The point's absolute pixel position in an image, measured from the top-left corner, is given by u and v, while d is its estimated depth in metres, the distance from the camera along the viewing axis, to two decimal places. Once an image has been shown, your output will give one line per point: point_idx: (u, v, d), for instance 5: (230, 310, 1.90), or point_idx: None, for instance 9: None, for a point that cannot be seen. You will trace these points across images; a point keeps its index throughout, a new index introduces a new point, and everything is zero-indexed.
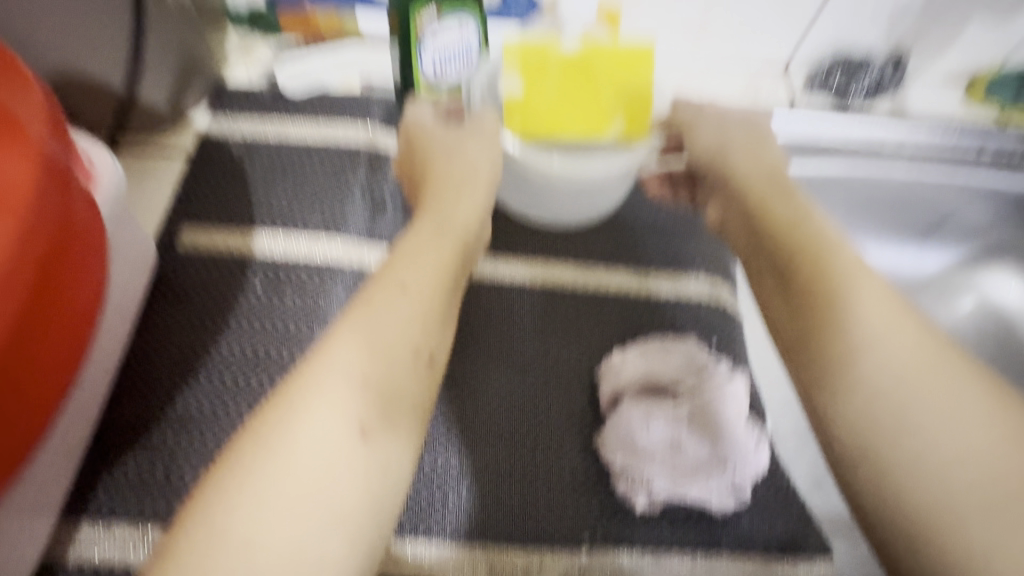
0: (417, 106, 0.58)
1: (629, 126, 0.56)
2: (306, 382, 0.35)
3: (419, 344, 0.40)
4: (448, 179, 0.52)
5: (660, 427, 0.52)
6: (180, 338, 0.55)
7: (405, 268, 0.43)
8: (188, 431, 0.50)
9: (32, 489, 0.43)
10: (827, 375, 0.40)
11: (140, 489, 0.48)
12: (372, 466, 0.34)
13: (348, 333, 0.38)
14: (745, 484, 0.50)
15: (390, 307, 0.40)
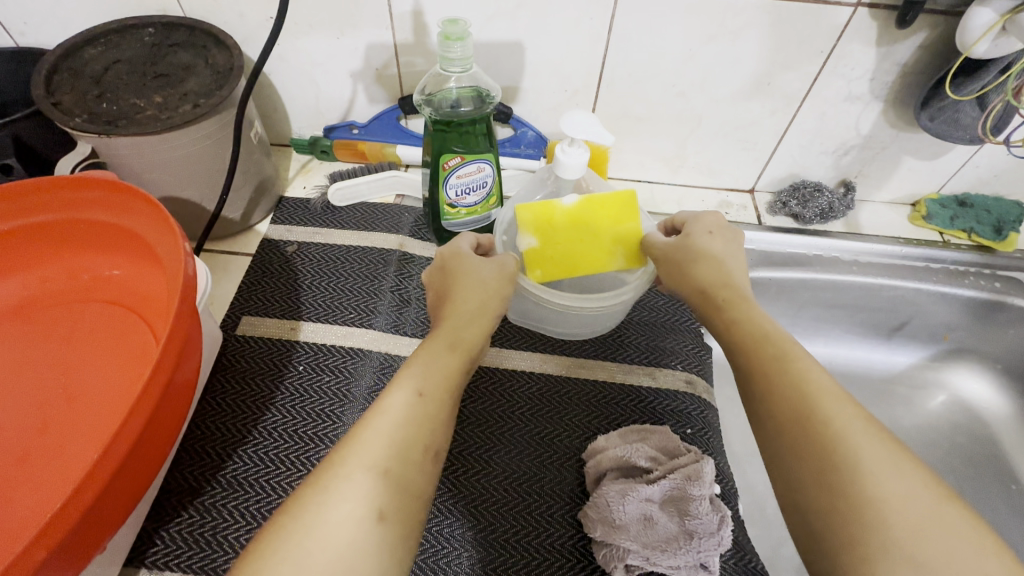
0: (458, 239, 0.66)
1: (631, 257, 0.66)
2: (337, 471, 0.42)
3: (428, 444, 0.47)
4: (468, 299, 0.59)
5: (636, 502, 0.57)
6: (235, 409, 0.65)
7: (425, 373, 0.51)
8: (235, 490, 0.59)
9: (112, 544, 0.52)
10: (772, 421, 0.47)
11: (192, 543, 0.56)
12: (385, 545, 0.40)
13: (373, 431, 0.45)
14: (713, 559, 0.56)
15: (399, 412, 0.47)
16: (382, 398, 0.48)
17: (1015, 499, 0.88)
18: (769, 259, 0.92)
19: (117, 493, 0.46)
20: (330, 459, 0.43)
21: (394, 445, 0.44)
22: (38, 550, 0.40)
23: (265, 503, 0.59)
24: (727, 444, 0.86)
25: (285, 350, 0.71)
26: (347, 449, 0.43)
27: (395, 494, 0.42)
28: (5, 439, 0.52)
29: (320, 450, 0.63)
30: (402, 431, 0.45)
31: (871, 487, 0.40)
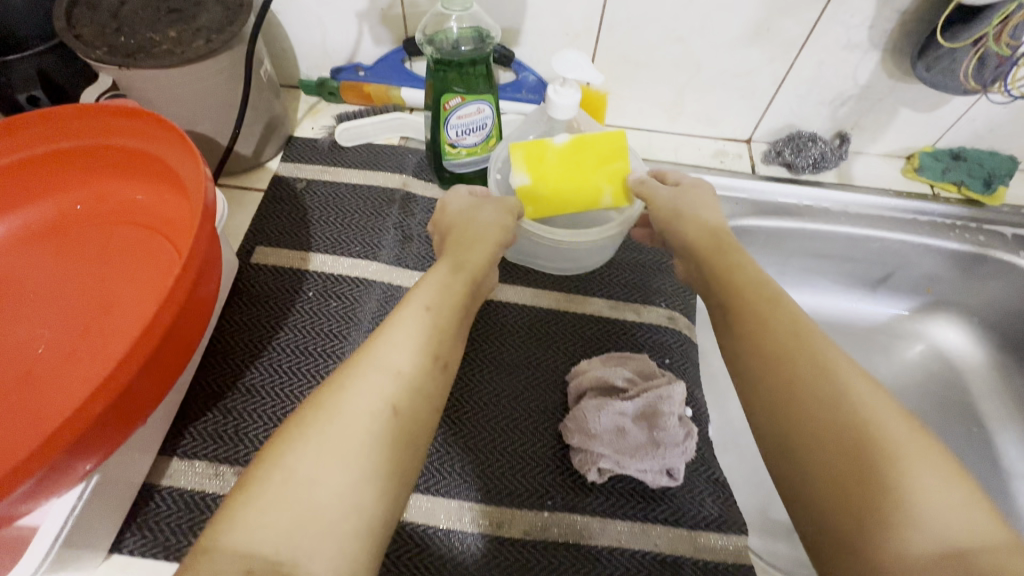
0: (453, 194, 0.71)
1: (617, 195, 0.71)
2: (354, 371, 0.47)
3: (436, 353, 0.52)
4: (469, 227, 0.64)
5: (608, 416, 0.63)
6: (252, 328, 0.71)
7: (432, 290, 0.56)
8: (254, 396, 0.66)
9: (145, 433, 0.58)
10: (763, 356, 0.51)
11: (216, 437, 0.63)
12: (397, 436, 0.45)
13: (386, 338, 0.50)
14: (677, 467, 0.63)
15: (407, 327, 0.51)
16: (396, 312, 0.53)
17: (977, 441, 0.94)
18: (760, 208, 0.95)
19: (157, 365, 0.51)
20: (347, 364, 0.48)
21: (405, 352, 0.49)
22: (95, 404, 0.45)
23: (280, 408, 0.66)
24: (708, 381, 0.92)
25: (297, 277, 0.77)
26: (364, 354, 0.49)
27: (409, 395, 0.47)
28: (53, 341, 0.58)
29: (329, 365, 0.69)
30: (413, 340, 0.50)
31: (862, 411, 0.44)
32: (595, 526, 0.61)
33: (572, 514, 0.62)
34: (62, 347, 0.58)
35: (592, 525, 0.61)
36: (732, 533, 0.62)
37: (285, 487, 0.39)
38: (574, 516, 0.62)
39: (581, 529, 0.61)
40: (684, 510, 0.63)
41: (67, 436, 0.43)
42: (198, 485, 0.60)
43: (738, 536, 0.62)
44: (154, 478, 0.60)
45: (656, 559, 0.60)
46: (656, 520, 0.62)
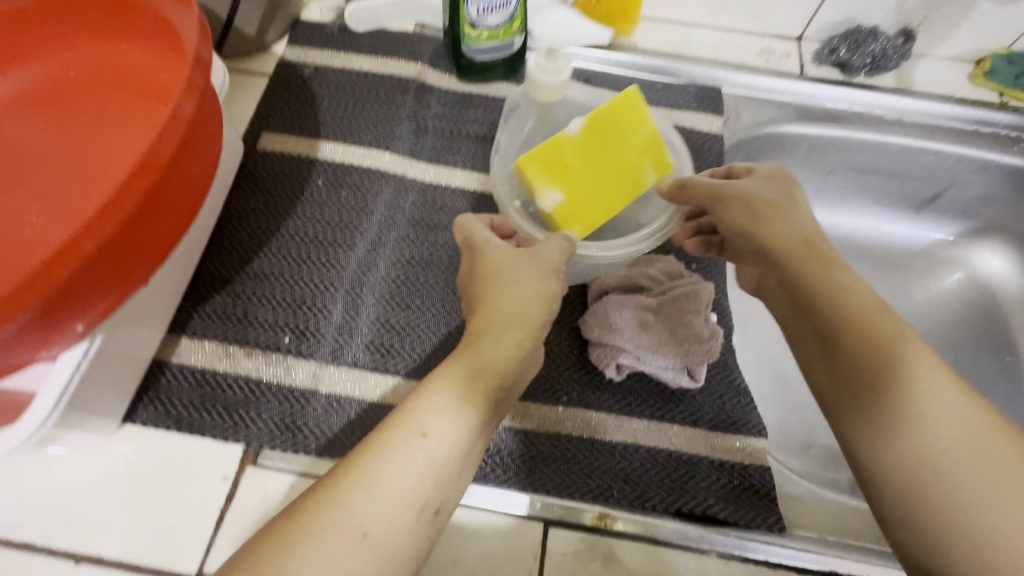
0: (477, 229, 0.55)
1: (657, 166, 0.59)
2: (315, 528, 0.38)
3: (427, 497, 0.41)
4: (500, 306, 0.50)
5: (629, 310, 0.61)
6: (260, 215, 0.68)
7: (440, 411, 0.44)
8: (262, 281, 0.64)
9: (143, 306, 0.54)
10: (862, 393, 0.46)
11: (226, 319, 0.61)
12: None
13: (367, 484, 0.40)
14: (698, 368, 0.60)
15: (400, 460, 0.41)
16: (387, 443, 0.42)
17: (1010, 371, 0.90)
18: (806, 114, 0.86)
19: (133, 231, 0.43)
20: (313, 511, 0.39)
21: (382, 509, 0.39)
22: (87, 243, 0.39)
23: (289, 294, 0.63)
24: (733, 298, 0.88)
25: (305, 165, 0.72)
26: (334, 506, 0.39)
27: (374, 564, 0.38)
28: (57, 213, 0.56)
29: (340, 254, 0.67)
30: (395, 488, 0.40)
31: (957, 489, 0.39)
32: (610, 422, 0.60)
33: (587, 410, 0.60)
34: (63, 216, 0.56)
35: (607, 421, 0.60)
36: (751, 436, 0.61)
37: None
38: (588, 412, 0.60)
39: (595, 424, 0.59)
40: (703, 412, 0.61)
41: (57, 272, 0.38)
42: (208, 364, 0.59)
43: (757, 439, 0.60)
44: (164, 355, 0.59)
45: (672, 456, 0.58)
46: (673, 420, 0.60)
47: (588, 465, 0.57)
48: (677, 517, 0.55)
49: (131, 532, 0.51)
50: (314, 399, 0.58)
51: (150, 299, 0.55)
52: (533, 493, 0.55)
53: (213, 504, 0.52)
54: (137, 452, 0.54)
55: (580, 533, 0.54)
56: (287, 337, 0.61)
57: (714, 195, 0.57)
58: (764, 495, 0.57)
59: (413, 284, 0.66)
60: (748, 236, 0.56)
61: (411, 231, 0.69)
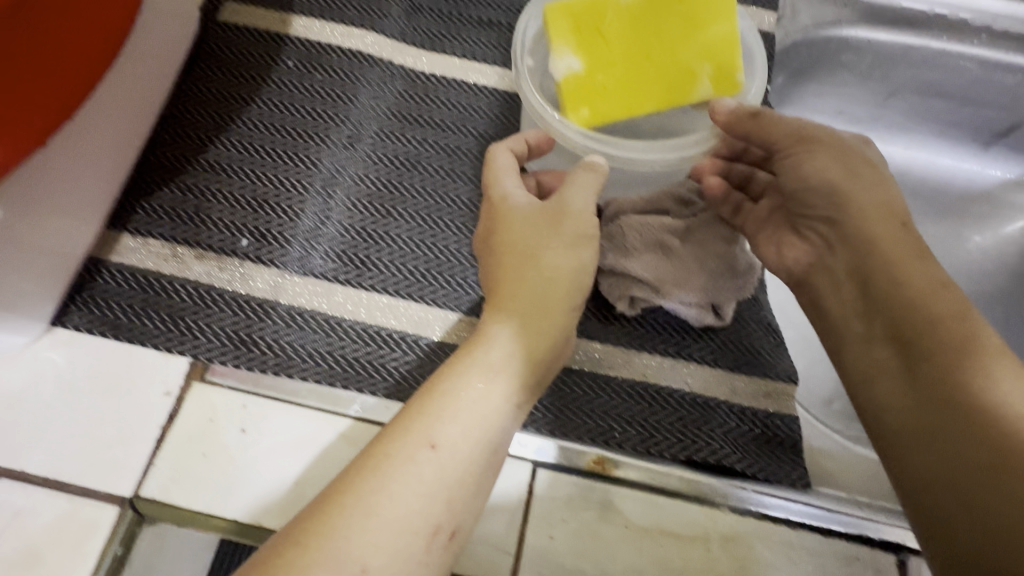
0: (500, 169, 0.45)
1: (723, 78, 0.46)
2: (303, 565, 0.29)
3: (439, 522, 0.33)
4: (525, 285, 0.40)
5: (653, 231, 0.49)
6: (218, 99, 0.57)
7: (455, 418, 0.36)
8: (218, 174, 0.54)
9: (61, 190, 0.44)
10: (887, 314, 0.39)
11: (174, 215, 0.52)
12: None
13: (367, 509, 0.32)
14: (727, 304, 0.51)
15: (409, 476, 0.33)
16: (393, 455, 0.34)
17: None
18: (876, 17, 0.72)
19: None
20: (299, 539, 0.30)
21: (388, 534, 0.32)
22: None
23: (250, 190, 0.54)
24: None
25: (274, 43, 0.61)
26: (328, 531, 0.31)
27: None
28: None
29: (310, 147, 0.56)
30: (402, 511, 0.32)
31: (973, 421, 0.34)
32: (616, 356, 0.51)
33: (591, 341, 0.51)
34: None
35: (612, 354, 0.51)
36: (779, 382, 0.52)
37: None
38: (592, 344, 0.51)
39: (598, 357, 0.51)
40: (725, 351, 0.52)
41: None
42: (152, 265, 0.51)
43: (785, 385, 0.52)
44: (101, 252, 0.51)
45: (686, 398, 0.50)
46: (690, 358, 0.52)
47: (589, 404, 0.49)
48: (687, 466, 0.48)
49: (61, 447, 0.44)
50: (273, 311, 0.50)
51: (69, 182, 0.45)
52: (547, 436, 0.48)
53: (153, 422, 0.46)
54: (68, 359, 0.47)
55: (573, 477, 0.46)
56: (245, 240, 0.52)
57: (797, 135, 0.43)
58: (788, 448, 0.49)
59: (396, 187, 0.56)
60: (825, 197, 0.42)
61: (396, 125, 0.58)
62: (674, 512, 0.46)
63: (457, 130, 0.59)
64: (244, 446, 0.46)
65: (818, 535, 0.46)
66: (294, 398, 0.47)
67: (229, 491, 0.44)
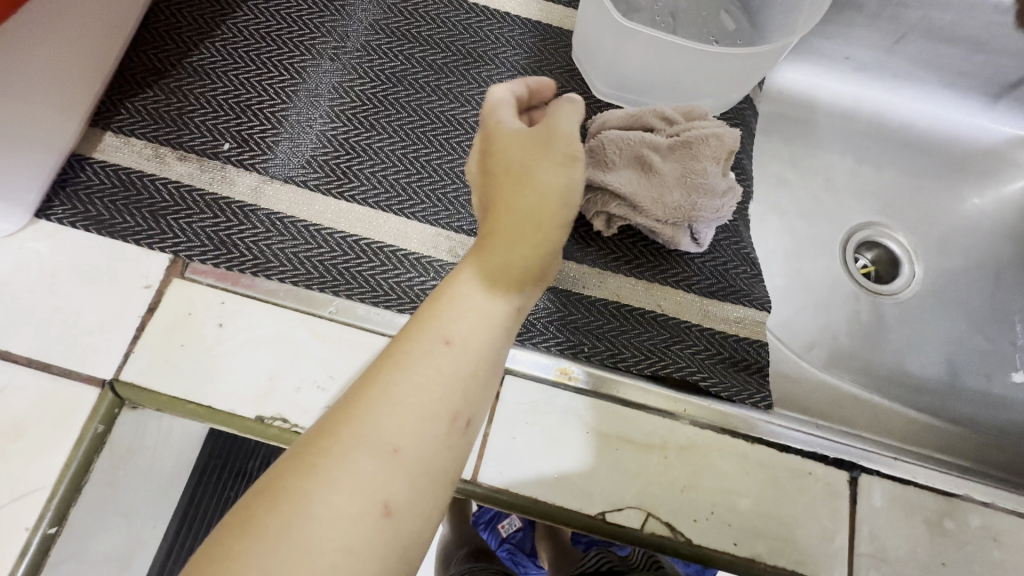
0: (500, 105, 0.40)
1: None
2: (337, 448, 0.29)
3: (458, 410, 0.33)
4: (518, 204, 0.37)
5: (633, 147, 0.49)
6: (202, 4, 0.56)
7: (465, 315, 0.35)
8: (201, 78, 0.54)
9: (45, 85, 0.45)
10: None
11: (157, 116, 0.53)
12: (390, 552, 0.28)
13: (392, 399, 0.31)
14: (703, 228, 0.51)
15: (426, 367, 0.32)
16: (407, 352, 0.33)
17: None
18: None
19: None
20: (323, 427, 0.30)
21: (414, 419, 0.31)
22: None
23: (233, 95, 0.54)
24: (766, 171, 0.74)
25: None
26: (356, 418, 0.30)
27: (410, 482, 0.30)
28: None
29: (297, 57, 0.56)
30: (422, 399, 0.31)
31: None
32: (591, 276, 0.52)
33: (566, 260, 0.52)
34: None
35: (586, 274, 0.52)
36: (751, 311, 0.52)
37: None
38: (567, 263, 0.52)
39: (572, 276, 0.51)
40: (700, 277, 0.53)
41: None
42: (135, 165, 0.51)
43: (759, 314, 0.52)
44: (83, 149, 0.51)
45: (657, 319, 0.51)
46: (664, 281, 0.52)
47: (561, 319, 0.50)
48: (653, 382, 0.49)
49: (44, 332, 0.46)
50: (252, 214, 0.51)
51: (51, 78, 0.45)
52: (546, 352, 0.49)
53: (134, 313, 0.47)
54: (52, 250, 0.48)
55: (539, 384, 0.48)
56: (227, 144, 0.52)
57: None
58: (755, 372, 0.50)
59: (380, 100, 0.55)
60: None
61: (383, 39, 0.57)
62: (635, 423, 0.47)
63: (445, 47, 0.58)
64: (222, 339, 0.47)
65: (775, 449, 0.47)
66: (271, 298, 0.48)
67: (206, 380, 0.46)
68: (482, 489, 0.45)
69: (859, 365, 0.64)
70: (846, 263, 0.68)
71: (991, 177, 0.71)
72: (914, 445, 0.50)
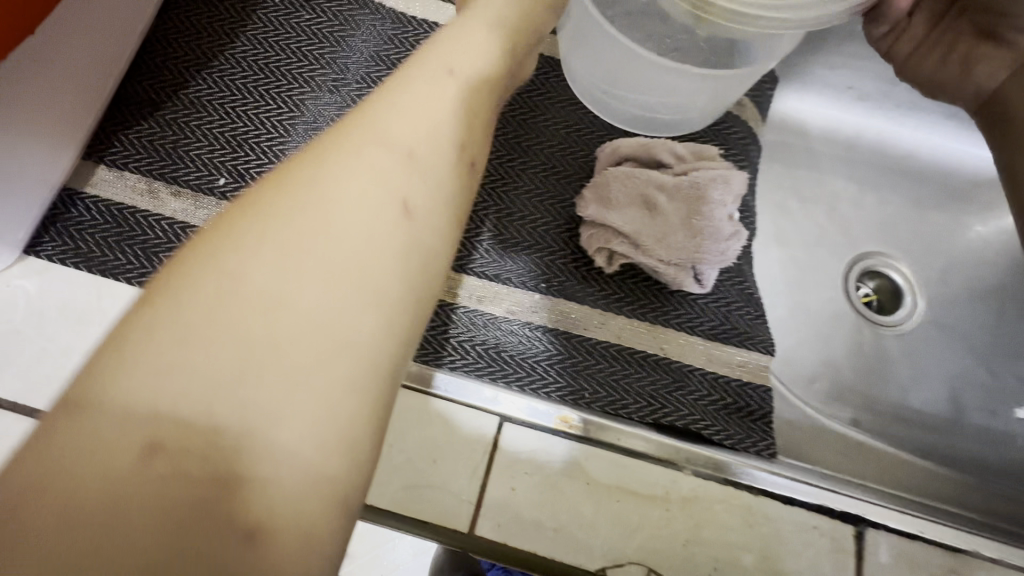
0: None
1: None
2: (345, 145, 0.27)
3: (468, 147, 0.30)
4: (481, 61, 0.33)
5: (640, 184, 0.49)
6: (199, 34, 0.55)
7: (462, 54, 0.32)
8: (198, 110, 0.53)
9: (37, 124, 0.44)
10: None
11: (152, 149, 0.51)
12: (409, 247, 0.26)
13: (398, 106, 0.28)
14: (707, 270, 0.50)
15: (431, 90, 0.30)
16: (369, 122, 0.28)
17: None
18: None
19: None
20: (253, 213, 0.24)
21: (419, 134, 0.28)
22: None
23: (229, 128, 0.53)
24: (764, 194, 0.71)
25: None
26: (296, 193, 0.25)
27: (425, 186, 0.27)
28: None
29: (295, 89, 0.55)
30: (421, 117, 0.28)
31: None
32: (593, 318, 0.51)
33: (566, 303, 0.51)
34: None
35: (588, 316, 0.50)
36: (756, 354, 0.51)
37: (221, 304, 0.22)
38: (568, 304, 0.51)
39: (574, 318, 0.50)
40: (704, 320, 0.52)
41: None
42: (127, 200, 0.50)
43: (763, 357, 0.51)
44: (75, 183, 0.50)
45: (660, 363, 0.50)
46: (667, 324, 0.51)
47: (561, 362, 0.49)
48: (655, 428, 0.48)
49: (30, 373, 0.45)
50: None
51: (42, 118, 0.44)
52: (544, 398, 0.47)
53: None
54: (40, 289, 0.47)
55: (539, 432, 0.46)
56: (223, 179, 0.51)
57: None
58: (759, 418, 0.49)
59: None
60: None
61: (383, 71, 0.57)
62: (636, 473, 0.46)
63: None
64: None
65: (779, 502, 0.46)
66: None
67: None
68: (479, 541, 0.44)
69: (863, 401, 0.62)
70: (849, 295, 0.67)
71: (994, 207, 0.70)
72: (919, 495, 0.49)
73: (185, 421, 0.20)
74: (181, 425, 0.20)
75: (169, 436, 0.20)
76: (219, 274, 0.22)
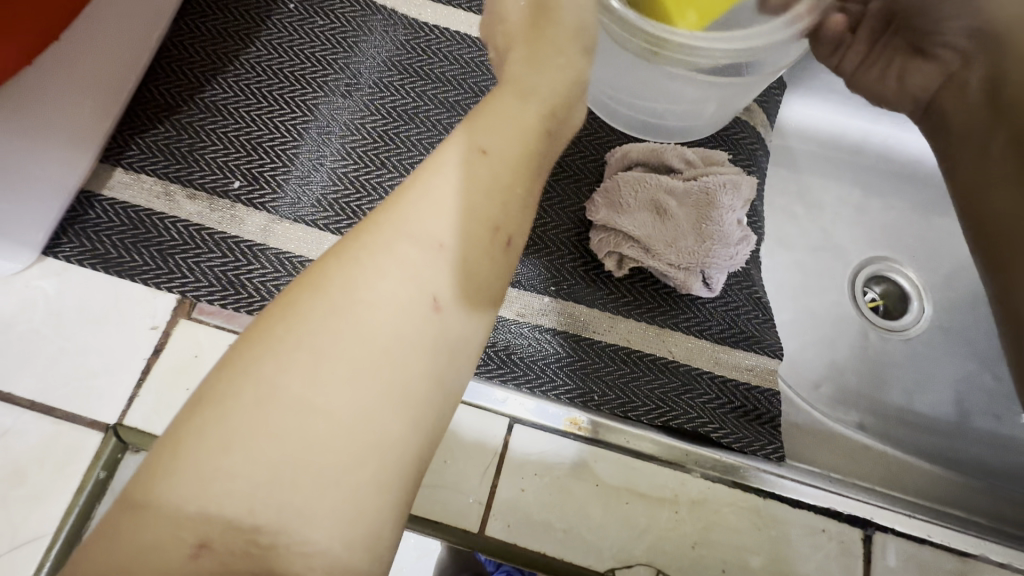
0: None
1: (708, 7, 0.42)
2: (380, 242, 0.29)
3: (499, 225, 0.31)
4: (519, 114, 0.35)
5: (650, 189, 0.50)
6: (215, 39, 0.56)
7: (494, 130, 0.33)
8: (213, 114, 0.54)
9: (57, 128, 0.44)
10: None
11: (168, 152, 0.52)
12: (435, 344, 0.28)
13: (428, 195, 0.30)
14: (716, 273, 0.50)
15: (462, 175, 0.31)
16: (405, 216, 0.30)
17: None
18: None
19: None
20: (298, 308, 0.27)
21: (449, 227, 0.30)
22: None
23: (244, 132, 0.53)
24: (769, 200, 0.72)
25: None
26: (333, 300, 0.27)
27: (453, 280, 0.29)
28: None
29: (309, 94, 0.56)
30: (452, 207, 0.30)
31: None
32: (602, 321, 0.51)
33: (576, 306, 0.51)
34: None
35: (597, 319, 0.51)
36: (763, 358, 0.51)
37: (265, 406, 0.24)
38: (577, 307, 0.51)
39: (583, 321, 0.51)
40: (713, 324, 0.52)
41: None
42: (143, 202, 0.51)
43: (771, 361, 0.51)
44: (92, 185, 0.51)
45: (669, 366, 0.50)
46: (675, 327, 0.51)
47: (571, 366, 0.49)
48: (664, 432, 0.48)
49: (47, 373, 0.45)
50: (261, 254, 0.50)
51: (62, 122, 0.45)
52: (555, 400, 0.48)
53: (138, 354, 0.47)
54: (58, 290, 0.48)
55: (549, 434, 0.47)
56: (237, 182, 0.52)
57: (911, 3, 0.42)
58: (767, 421, 0.49)
59: (392, 138, 0.55)
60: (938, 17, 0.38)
61: (395, 76, 0.57)
62: (645, 475, 0.46)
63: (457, 85, 0.58)
64: None
65: (787, 505, 0.46)
66: None
67: None
68: (489, 542, 0.44)
69: (870, 405, 0.63)
70: (856, 300, 0.68)
71: None
72: (926, 499, 0.49)
73: (238, 521, 0.23)
74: (231, 525, 0.23)
75: (216, 538, 0.23)
76: (266, 373, 0.25)
